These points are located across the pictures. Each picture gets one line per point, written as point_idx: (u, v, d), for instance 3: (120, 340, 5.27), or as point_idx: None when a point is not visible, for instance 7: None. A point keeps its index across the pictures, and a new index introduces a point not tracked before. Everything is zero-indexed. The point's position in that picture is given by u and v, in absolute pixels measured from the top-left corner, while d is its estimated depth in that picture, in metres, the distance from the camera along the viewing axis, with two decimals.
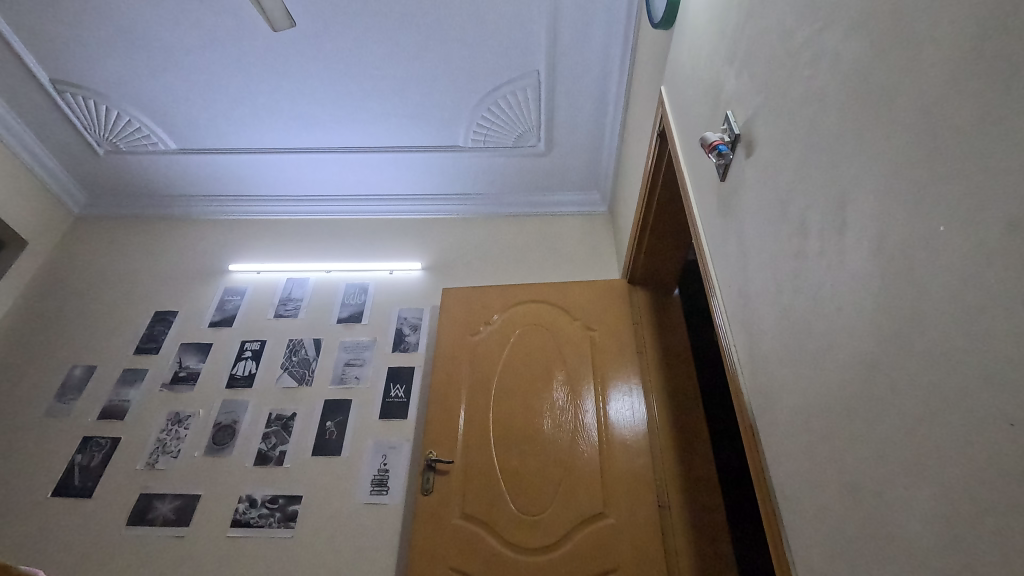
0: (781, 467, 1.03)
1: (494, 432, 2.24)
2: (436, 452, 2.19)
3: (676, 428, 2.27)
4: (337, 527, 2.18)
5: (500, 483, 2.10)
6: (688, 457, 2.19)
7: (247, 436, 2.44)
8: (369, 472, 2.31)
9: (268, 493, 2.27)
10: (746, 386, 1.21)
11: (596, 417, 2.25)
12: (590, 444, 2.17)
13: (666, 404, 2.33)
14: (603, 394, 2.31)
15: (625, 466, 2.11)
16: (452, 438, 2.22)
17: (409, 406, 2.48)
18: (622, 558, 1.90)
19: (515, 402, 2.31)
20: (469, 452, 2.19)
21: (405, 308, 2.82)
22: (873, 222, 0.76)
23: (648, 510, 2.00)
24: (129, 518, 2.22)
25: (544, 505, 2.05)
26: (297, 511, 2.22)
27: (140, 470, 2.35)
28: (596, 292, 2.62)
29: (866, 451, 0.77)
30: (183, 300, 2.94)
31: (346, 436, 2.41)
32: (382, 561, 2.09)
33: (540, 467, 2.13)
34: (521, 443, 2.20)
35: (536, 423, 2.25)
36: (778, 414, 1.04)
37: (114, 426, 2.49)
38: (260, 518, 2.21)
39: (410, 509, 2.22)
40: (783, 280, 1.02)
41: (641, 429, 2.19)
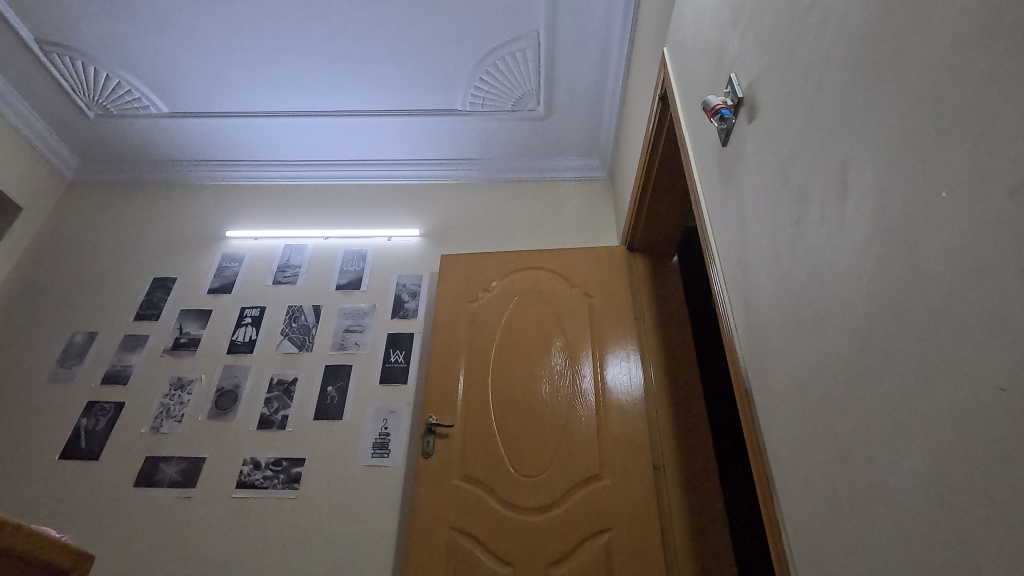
0: (774, 430, 1.05)
1: (493, 396, 2.27)
2: (436, 416, 2.23)
3: (673, 393, 2.30)
4: (340, 489, 2.23)
5: (499, 447, 2.15)
6: (685, 421, 2.23)
7: (249, 401, 2.47)
8: (370, 435, 2.35)
9: (272, 456, 2.32)
10: (742, 352, 1.22)
11: (593, 381, 2.28)
12: (587, 408, 2.21)
13: (663, 370, 2.35)
14: (600, 359, 2.34)
15: (621, 429, 2.15)
16: (451, 402, 2.26)
17: (409, 371, 2.51)
18: (618, 517, 1.96)
19: (514, 367, 2.34)
20: (469, 416, 2.23)
21: (403, 275, 2.82)
22: (874, 189, 0.75)
23: (644, 472, 2.05)
24: (137, 480, 2.28)
25: (542, 467, 2.10)
26: (301, 472, 2.28)
27: (145, 433, 2.39)
28: (595, 259, 2.61)
29: (859, 415, 0.79)
30: (181, 266, 2.93)
31: (347, 400, 2.44)
32: (385, 519, 2.16)
33: (538, 431, 2.17)
34: (519, 408, 2.23)
35: (534, 387, 2.28)
36: (774, 380, 1.05)
37: (117, 391, 2.52)
38: (264, 479, 2.27)
39: (411, 471, 2.27)
40: (782, 247, 1.02)
41: (637, 393, 2.23)
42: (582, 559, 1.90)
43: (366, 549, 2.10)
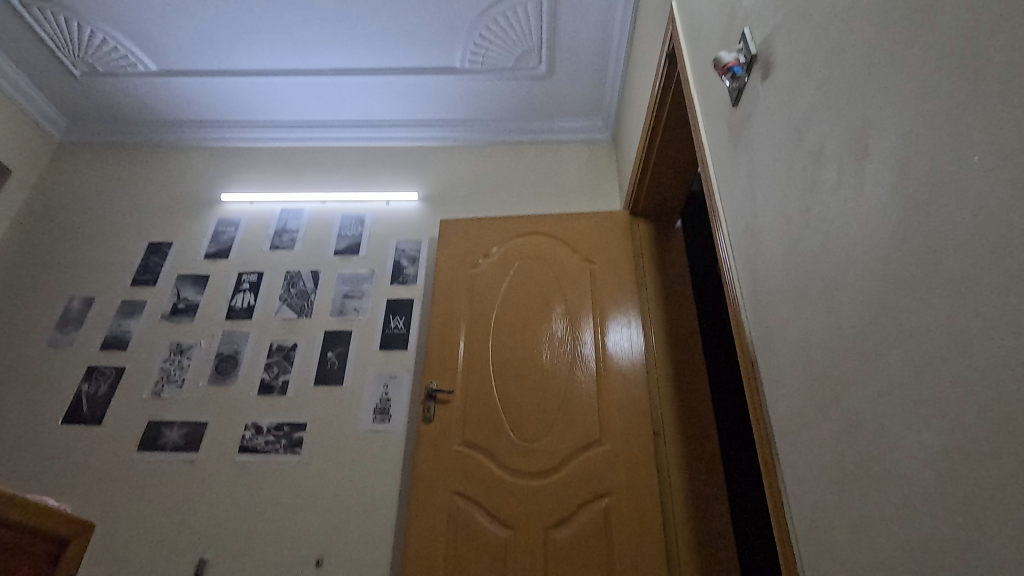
0: (779, 402, 1.03)
1: (494, 363, 2.26)
2: (437, 382, 2.23)
3: (674, 359, 2.29)
4: (342, 453, 2.25)
5: (499, 412, 2.15)
6: (685, 387, 2.23)
7: (249, 366, 2.47)
8: (371, 400, 2.36)
9: (273, 420, 2.33)
10: (748, 321, 1.20)
11: (594, 348, 2.27)
12: (587, 374, 2.21)
13: (664, 336, 2.34)
14: (601, 325, 2.32)
15: (621, 395, 2.14)
16: (452, 368, 2.25)
17: (409, 337, 2.50)
18: (617, 481, 1.98)
19: (514, 333, 2.32)
20: (469, 382, 2.23)
21: (402, 240, 2.78)
22: (896, 154, 0.71)
23: (643, 437, 2.06)
24: (140, 444, 2.29)
25: (542, 433, 2.10)
26: (302, 437, 2.29)
27: (147, 398, 2.40)
28: (597, 224, 2.56)
29: (867, 389, 0.77)
30: (176, 231, 2.88)
31: (347, 365, 2.44)
32: (387, 483, 2.18)
33: (539, 397, 2.17)
34: (520, 374, 2.23)
35: (535, 353, 2.27)
36: (780, 350, 1.03)
37: (117, 356, 2.52)
38: (266, 443, 2.28)
39: (412, 435, 2.28)
40: (793, 213, 0.98)
41: (638, 360, 2.22)
42: (580, 522, 1.93)
43: (368, 511, 2.13)
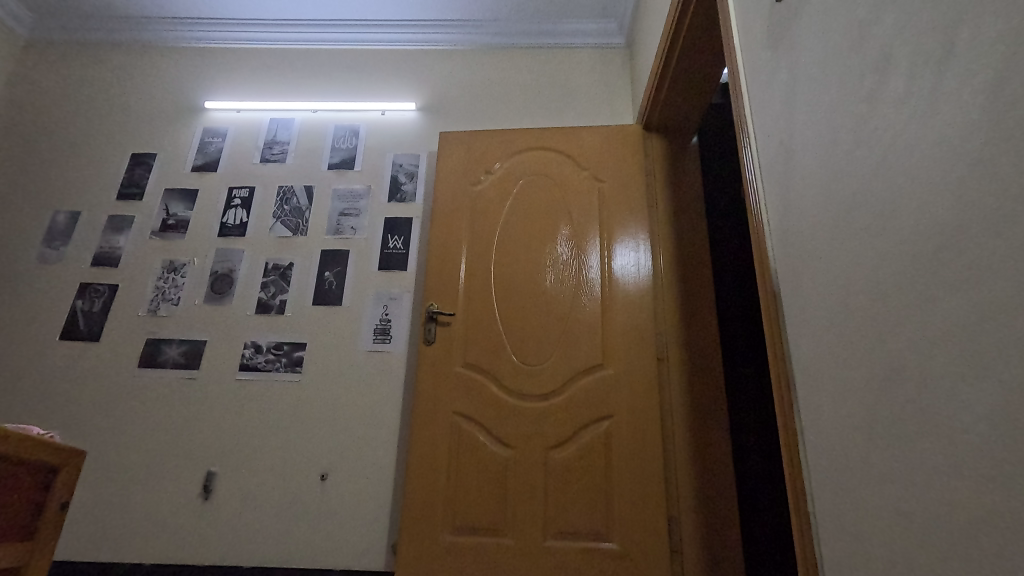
0: (804, 338, 0.97)
1: (496, 285, 2.19)
2: (438, 304, 2.17)
3: (682, 284, 2.20)
4: (343, 373, 2.24)
5: (502, 335, 2.11)
6: (692, 312, 2.16)
7: (245, 285, 2.41)
8: (371, 321, 2.32)
9: (273, 340, 2.31)
10: (773, 250, 1.11)
11: (600, 271, 2.19)
12: (592, 298, 2.15)
13: (673, 260, 2.24)
14: (608, 248, 2.22)
15: (627, 320, 2.10)
16: (454, 290, 2.19)
17: (408, 258, 2.42)
18: (619, 405, 1.98)
19: (518, 255, 2.23)
20: (471, 304, 2.17)
21: (400, 154, 2.62)
22: (992, 59, 0.59)
23: (646, 363, 2.03)
24: (140, 361, 2.28)
25: (544, 356, 2.08)
26: (303, 357, 2.27)
27: (143, 316, 2.36)
28: (608, 139, 2.40)
29: (915, 333, 0.69)
30: (159, 141, 2.71)
31: (346, 285, 2.38)
32: (389, 403, 2.19)
33: (541, 321, 2.13)
34: (523, 297, 2.16)
35: (539, 276, 2.19)
36: (810, 283, 0.95)
37: (109, 273, 2.45)
38: (267, 362, 2.27)
39: (413, 357, 2.26)
40: (842, 130, 0.86)
41: (645, 284, 2.15)
42: (581, 444, 1.95)
43: (371, 429, 2.16)
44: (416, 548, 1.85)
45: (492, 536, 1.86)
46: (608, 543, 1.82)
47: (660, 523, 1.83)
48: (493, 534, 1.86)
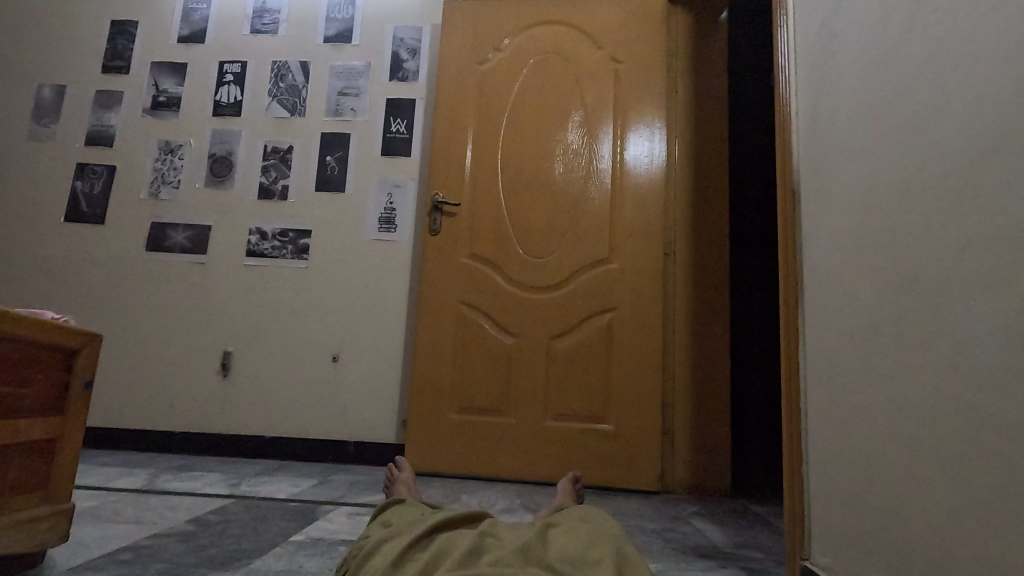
0: (820, 242, 0.94)
1: (503, 174, 2.12)
2: (443, 193, 2.12)
3: (696, 175, 2.10)
4: (349, 260, 2.25)
5: (508, 227, 2.09)
6: (704, 206, 2.08)
7: (246, 169, 2.34)
8: (375, 209, 2.28)
9: (277, 227, 2.29)
10: (798, 145, 1.04)
11: (611, 162, 2.10)
12: (602, 191, 2.08)
13: (689, 149, 2.12)
14: (621, 137, 2.12)
15: (635, 214, 2.05)
16: (459, 179, 2.12)
17: (411, 143, 2.32)
18: (622, 299, 2.00)
19: (526, 143, 2.14)
20: (477, 194, 2.12)
21: (400, 27, 2.41)
22: None
23: (652, 258, 2.02)
24: (148, 245, 2.29)
25: (550, 249, 2.06)
26: (309, 244, 2.27)
27: (145, 200, 2.33)
28: (628, 13, 2.18)
29: (938, 243, 0.67)
30: (140, 7, 2.49)
31: (348, 172, 2.31)
32: (396, 291, 2.22)
33: (549, 213, 2.09)
34: (530, 188, 2.10)
35: (547, 166, 2.11)
36: (834, 184, 0.90)
37: (105, 153, 2.38)
38: (273, 249, 2.27)
39: (419, 246, 2.26)
40: (896, 10, 0.76)
41: (657, 177, 2.08)
42: (583, 334, 2.00)
43: (378, 316, 2.21)
44: (427, 423, 1.99)
45: (495, 416, 1.97)
46: (603, 425, 1.94)
47: (655, 408, 1.93)
48: (495, 414, 1.98)
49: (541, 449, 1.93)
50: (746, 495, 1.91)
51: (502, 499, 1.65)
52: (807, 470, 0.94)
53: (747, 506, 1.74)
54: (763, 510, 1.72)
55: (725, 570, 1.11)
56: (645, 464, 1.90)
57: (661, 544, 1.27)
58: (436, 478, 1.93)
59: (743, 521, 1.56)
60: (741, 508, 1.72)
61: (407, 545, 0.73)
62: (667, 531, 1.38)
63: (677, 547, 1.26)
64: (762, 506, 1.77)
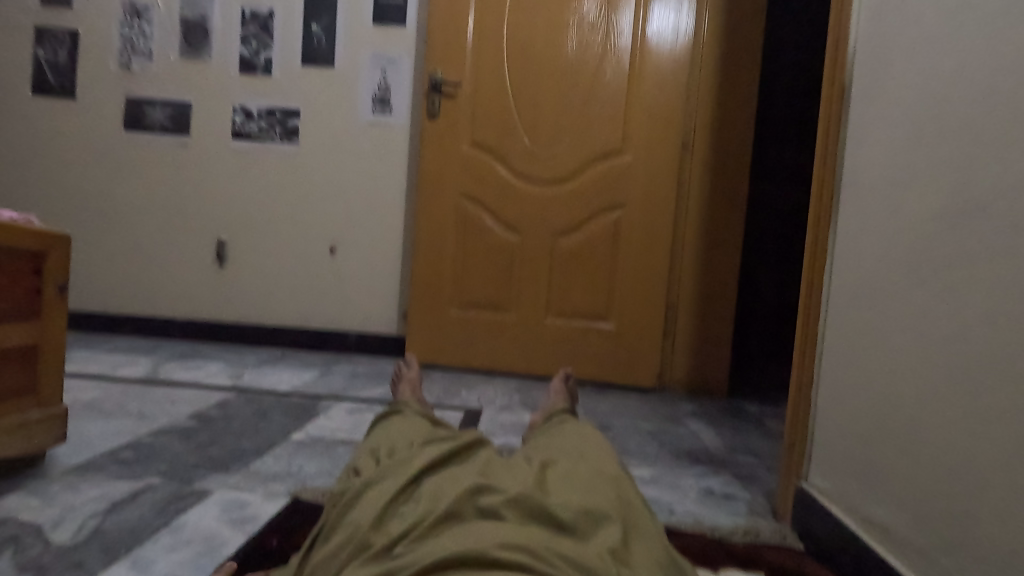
0: (867, 151, 0.82)
1: (510, 51, 1.89)
2: (442, 72, 1.91)
3: (725, 56, 1.87)
4: (342, 146, 2.10)
5: (512, 112, 1.91)
6: (731, 92, 1.87)
7: (223, 38, 2.10)
8: (368, 88, 2.08)
9: (263, 106, 2.11)
10: (857, 30, 0.87)
11: (631, 38, 1.86)
12: (618, 72, 1.87)
13: (719, 24, 1.86)
14: (645, 8, 1.86)
15: (654, 100, 1.86)
16: (460, 55, 1.90)
17: (406, 10, 2.05)
18: (633, 195, 1.88)
19: (536, 13, 1.88)
20: (480, 74, 1.91)
21: None
22: None
23: (667, 151, 1.87)
24: (126, 124, 2.13)
25: (559, 139, 1.90)
26: (298, 126, 2.10)
27: (116, 72, 2.12)
28: None
29: (1015, 165, 0.56)
30: None
31: (337, 43, 2.07)
32: (393, 180, 2.10)
33: (558, 97, 1.89)
34: (539, 67, 1.89)
35: (559, 42, 1.88)
36: (897, 83, 0.76)
37: (64, 16, 2.12)
38: (260, 131, 2.11)
39: (416, 131, 2.09)
40: None
41: (682, 57, 1.85)
42: (590, 232, 1.91)
43: (376, 207, 2.11)
44: (427, 318, 1.98)
45: (495, 313, 1.95)
46: (605, 325, 1.92)
47: (659, 309, 1.90)
48: (496, 311, 1.96)
49: (541, 346, 1.94)
50: (741, 394, 1.94)
51: (500, 395, 1.68)
52: (812, 394, 0.90)
53: (741, 407, 1.77)
54: (756, 410, 1.75)
55: (717, 477, 1.14)
56: (643, 363, 1.91)
57: (656, 448, 1.29)
58: (436, 370, 1.96)
59: (736, 422, 1.59)
60: (735, 408, 1.75)
61: (405, 457, 0.63)
62: (662, 434, 1.40)
63: (672, 451, 1.28)
64: (755, 406, 1.80)
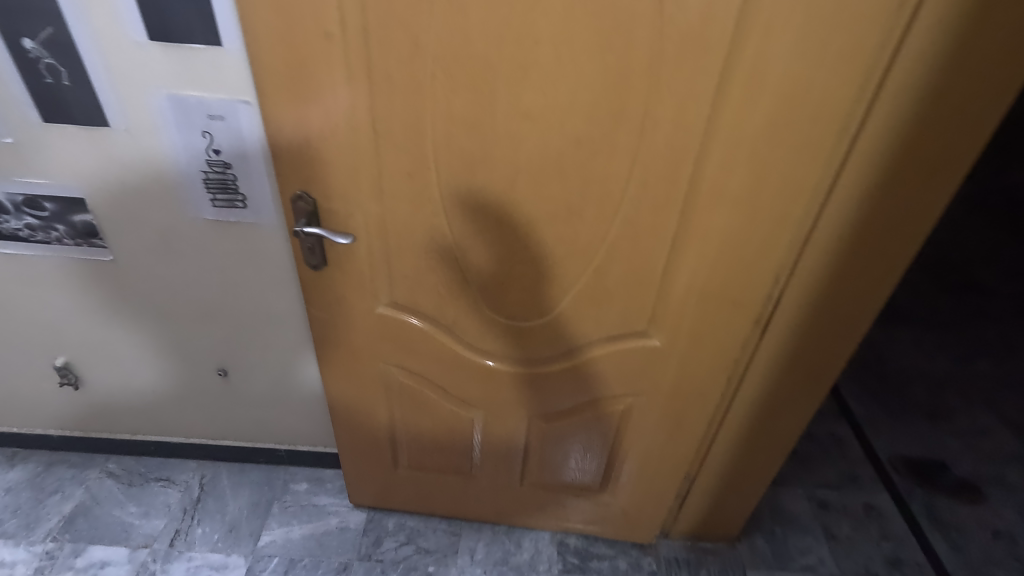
0: None
1: (451, 200, 0.97)
2: (323, 219, 1.02)
3: (884, 183, 0.90)
4: (174, 248, 1.24)
5: (460, 272, 1.06)
6: (863, 248, 0.97)
7: None
8: (185, 168, 1.10)
9: (14, 194, 1.16)
10: None
11: (690, 186, 0.91)
12: (659, 239, 0.98)
13: (897, 117, 0.83)
14: (721, 138, 0.85)
15: (706, 280, 1.02)
16: (350, 201, 0.98)
17: (208, 4, 0.90)
18: (652, 388, 1.21)
19: (490, 137, 0.89)
20: (397, 232, 1.02)
21: None
22: None
23: (724, 343, 1.11)
24: None
25: (537, 314, 1.11)
26: (93, 224, 1.21)
27: None
28: None
29: None
30: None
31: (97, 83, 0.99)
32: (269, 302, 1.33)
33: (540, 266, 1.04)
34: (500, 220, 0.98)
35: (543, 189, 0.94)
36: None
37: None
38: (32, 232, 1.22)
39: (288, 236, 1.20)
40: None
41: (785, 219, 0.93)
42: (583, 418, 1.31)
43: (256, 332, 1.40)
44: (369, 474, 1.56)
45: (459, 476, 1.53)
46: (598, 494, 1.51)
47: (666, 494, 1.45)
48: (459, 474, 1.52)
49: (515, 505, 1.58)
50: (750, 535, 1.66)
51: None
52: None
53: None
54: None
55: None
56: (639, 527, 1.57)
57: None
58: (390, 521, 1.66)
59: None
60: None
61: None
62: None
63: None
64: None
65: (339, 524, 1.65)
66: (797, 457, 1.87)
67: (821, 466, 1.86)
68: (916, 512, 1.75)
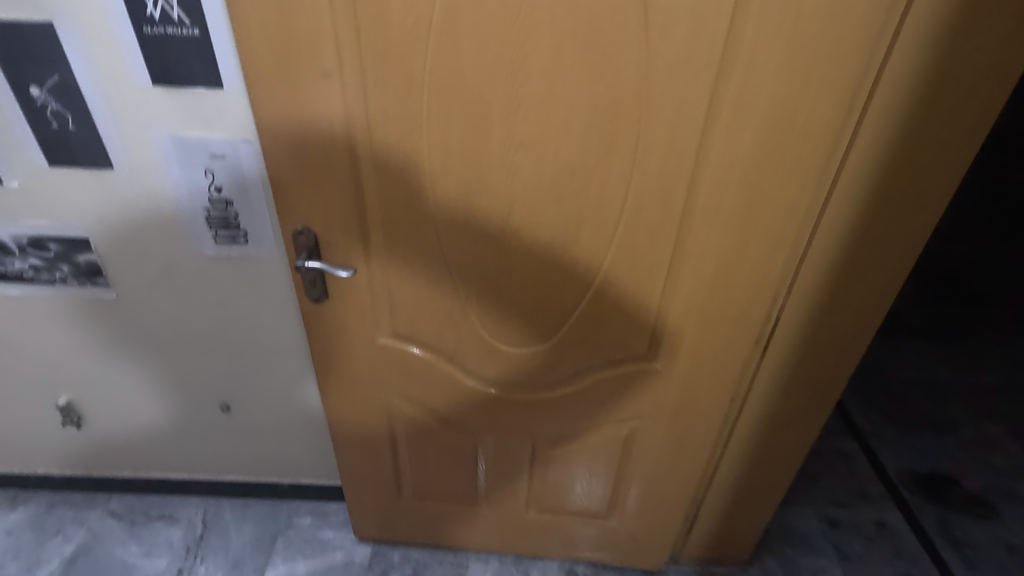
0: None
1: (449, 231, 0.98)
2: (324, 253, 1.03)
3: (874, 201, 0.92)
4: (178, 285, 1.25)
5: (461, 300, 1.07)
6: (857, 265, 0.99)
7: None
8: (188, 206, 1.12)
9: (19, 235, 1.17)
10: None
11: (684, 210, 0.93)
12: (657, 262, 0.99)
13: (881, 137, 0.86)
14: (713, 162, 0.87)
15: (705, 301, 1.02)
16: (350, 235, 1.00)
17: (211, 49, 0.93)
18: (656, 411, 1.21)
19: (487, 170, 0.91)
20: (397, 263, 1.04)
21: None
22: None
23: (726, 363, 1.12)
24: None
25: (539, 340, 1.12)
26: (96, 262, 1.22)
27: None
28: None
29: None
30: None
31: (102, 128, 1.02)
32: (270, 335, 1.33)
33: (540, 293, 1.05)
34: (499, 250, 1.00)
35: (540, 218, 0.95)
36: None
37: None
38: (36, 272, 1.24)
39: (289, 269, 1.21)
40: None
41: (780, 239, 0.95)
42: (587, 442, 1.30)
43: (258, 366, 1.40)
44: (373, 506, 1.54)
45: (465, 506, 1.51)
46: (606, 520, 1.49)
47: (674, 518, 1.44)
48: (466, 503, 1.50)
49: (522, 534, 1.55)
50: (762, 557, 1.63)
51: None
52: None
53: None
54: None
55: None
56: (648, 553, 1.54)
57: None
58: (396, 553, 1.64)
59: None
60: None
61: None
62: None
63: None
64: None
65: (343, 558, 1.62)
66: (806, 476, 1.85)
67: (831, 484, 1.84)
68: (929, 528, 1.73)
